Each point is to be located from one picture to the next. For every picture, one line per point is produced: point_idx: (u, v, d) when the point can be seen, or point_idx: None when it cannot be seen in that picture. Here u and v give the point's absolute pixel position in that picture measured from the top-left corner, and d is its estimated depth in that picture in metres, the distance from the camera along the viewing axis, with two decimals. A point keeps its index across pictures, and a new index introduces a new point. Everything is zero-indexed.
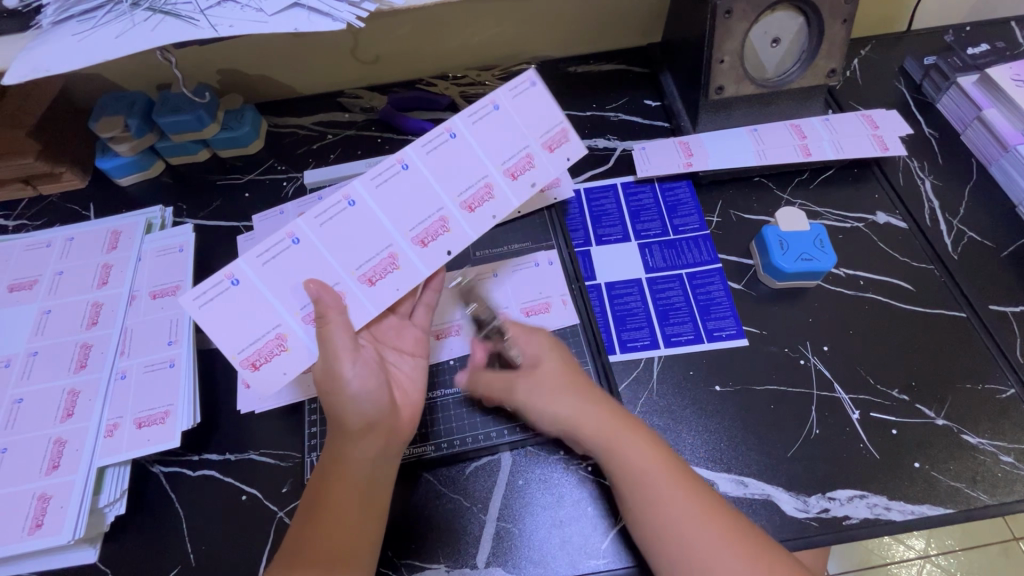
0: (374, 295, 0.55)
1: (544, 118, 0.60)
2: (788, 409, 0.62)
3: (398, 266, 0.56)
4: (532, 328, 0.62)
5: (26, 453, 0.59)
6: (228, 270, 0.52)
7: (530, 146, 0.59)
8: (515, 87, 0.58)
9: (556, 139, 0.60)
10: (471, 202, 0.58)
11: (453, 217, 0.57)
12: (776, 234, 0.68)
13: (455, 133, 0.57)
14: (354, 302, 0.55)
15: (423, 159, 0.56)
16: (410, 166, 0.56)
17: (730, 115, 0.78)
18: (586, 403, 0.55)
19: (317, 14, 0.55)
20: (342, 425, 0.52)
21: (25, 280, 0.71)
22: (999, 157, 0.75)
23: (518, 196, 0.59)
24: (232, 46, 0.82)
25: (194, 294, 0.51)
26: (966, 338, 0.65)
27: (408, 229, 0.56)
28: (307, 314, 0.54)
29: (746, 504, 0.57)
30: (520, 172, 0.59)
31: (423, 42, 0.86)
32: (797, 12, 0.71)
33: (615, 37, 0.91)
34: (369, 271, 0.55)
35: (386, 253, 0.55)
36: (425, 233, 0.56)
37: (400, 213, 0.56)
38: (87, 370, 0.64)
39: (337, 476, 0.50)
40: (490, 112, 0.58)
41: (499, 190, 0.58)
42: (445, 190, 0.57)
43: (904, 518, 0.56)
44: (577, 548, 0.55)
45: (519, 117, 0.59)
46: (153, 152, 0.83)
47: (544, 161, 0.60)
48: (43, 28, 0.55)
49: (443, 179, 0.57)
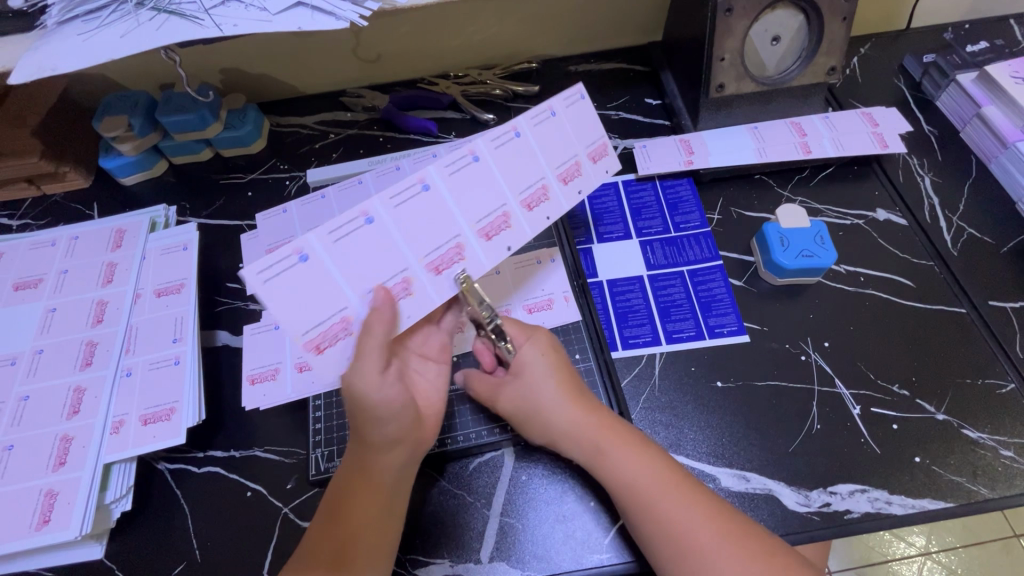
0: (438, 285, 0.53)
1: (589, 130, 0.60)
2: (789, 404, 0.62)
3: (463, 257, 0.54)
4: (529, 330, 0.60)
5: (32, 450, 0.59)
6: (297, 244, 0.47)
7: (578, 154, 0.60)
8: (569, 97, 0.59)
9: (599, 151, 0.61)
10: (530, 201, 0.57)
11: (515, 214, 0.56)
12: (776, 231, 0.69)
13: (519, 133, 0.56)
14: (419, 291, 0.53)
15: (492, 152, 0.55)
16: (479, 158, 0.54)
17: (730, 113, 0.78)
18: (588, 413, 0.55)
19: (320, 13, 0.55)
20: (365, 438, 0.52)
21: (30, 279, 0.72)
22: (998, 153, 0.76)
23: (570, 201, 0.59)
24: (233, 46, 0.82)
25: (262, 265, 0.46)
26: (966, 334, 0.65)
27: (475, 220, 0.54)
28: (376, 298, 0.51)
29: (748, 498, 0.57)
30: (572, 179, 0.59)
31: (426, 41, 0.86)
32: (797, 10, 0.71)
33: (615, 37, 0.92)
34: (436, 259, 0.53)
35: (452, 243, 0.54)
36: (489, 226, 0.55)
37: (468, 204, 0.54)
38: (93, 367, 0.65)
39: (359, 484, 0.51)
40: (548, 118, 0.57)
41: (553, 193, 0.58)
42: (509, 186, 0.56)
43: (905, 511, 0.56)
44: (580, 543, 0.56)
45: (573, 125, 0.59)
46: (156, 151, 0.83)
47: (589, 171, 0.60)
48: (48, 28, 0.56)
49: (508, 175, 0.56)
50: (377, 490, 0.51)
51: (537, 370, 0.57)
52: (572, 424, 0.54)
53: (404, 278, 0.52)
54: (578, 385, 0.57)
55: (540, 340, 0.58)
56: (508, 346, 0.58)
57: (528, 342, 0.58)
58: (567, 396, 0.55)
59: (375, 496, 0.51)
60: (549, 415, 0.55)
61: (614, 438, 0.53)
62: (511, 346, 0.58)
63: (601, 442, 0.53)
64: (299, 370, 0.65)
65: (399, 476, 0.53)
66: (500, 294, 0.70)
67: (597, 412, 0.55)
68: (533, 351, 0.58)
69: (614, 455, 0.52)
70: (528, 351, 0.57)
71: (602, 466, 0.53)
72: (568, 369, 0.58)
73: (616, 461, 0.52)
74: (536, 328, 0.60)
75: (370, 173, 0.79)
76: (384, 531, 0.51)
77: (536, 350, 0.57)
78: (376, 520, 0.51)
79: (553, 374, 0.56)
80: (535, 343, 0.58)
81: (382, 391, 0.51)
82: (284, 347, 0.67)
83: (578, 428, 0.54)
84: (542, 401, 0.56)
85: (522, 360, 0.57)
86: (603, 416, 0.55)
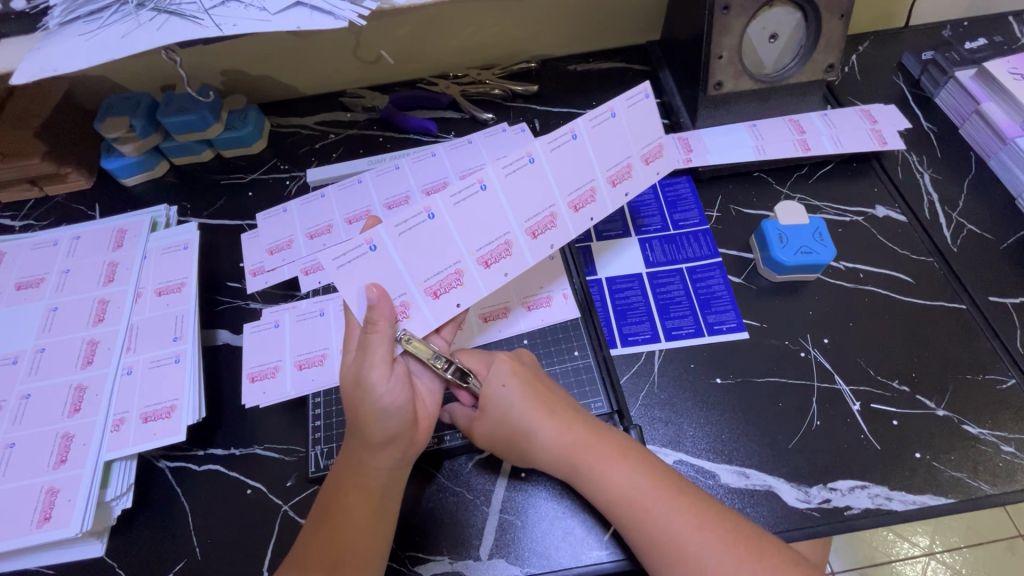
0: (487, 277, 0.56)
1: (645, 132, 0.62)
2: (789, 400, 0.62)
3: (511, 253, 0.56)
4: (488, 357, 0.58)
5: (35, 447, 0.60)
6: (367, 235, 0.50)
7: (631, 157, 0.61)
8: (632, 98, 0.59)
9: (652, 153, 0.63)
10: (577, 202, 0.59)
11: (561, 214, 0.58)
12: (775, 227, 0.69)
13: (576, 134, 0.57)
14: (470, 283, 0.55)
15: (548, 155, 0.56)
16: (536, 159, 0.55)
17: (729, 111, 0.78)
18: (560, 425, 0.55)
19: (319, 12, 0.55)
20: (363, 434, 0.52)
21: (31, 279, 0.72)
22: (998, 150, 0.76)
23: (616, 203, 0.61)
24: (234, 47, 0.83)
25: (335, 253, 0.49)
26: (965, 329, 0.65)
27: (524, 219, 0.56)
28: (432, 285, 0.53)
29: (748, 495, 0.57)
30: (621, 181, 0.61)
31: (424, 42, 0.87)
32: (795, 9, 0.71)
33: (613, 36, 0.92)
34: (486, 254, 0.55)
35: (503, 239, 0.56)
36: (537, 225, 0.57)
37: (520, 202, 0.56)
38: (94, 365, 0.65)
39: (350, 481, 0.52)
40: (608, 120, 0.58)
41: (600, 196, 0.60)
42: (559, 188, 0.57)
43: (906, 508, 0.56)
44: (578, 539, 0.56)
45: (630, 128, 0.60)
46: (158, 152, 0.84)
47: (639, 173, 0.62)
48: (50, 30, 0.56)
49: (559, 178, 0.57)
50: (368, 487, 0.52)
51: (505, 398, 0.55)
52: (549, 440, 0.54)
53: (456, 270, 0.54)
54: (556, 401, 0.56)
55: (504, 364, 0.57)
56: (475, 382, 0.56)
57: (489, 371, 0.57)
58: (541, 414, 0.55)
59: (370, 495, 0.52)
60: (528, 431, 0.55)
61: (588, 453, 0.53)
62: (476, 381, 0.56)
63: (582, 449, 0.53)
64: (299, 368, 0.65)
65: (393, 473, 0.53)
66: (503, 290, 0.70)
67: (573, 425, 0.55)
68: (496, 378, 0.56)
69: (588, 470, 0.53)
70: (493, 381, 0.56)
71: (587, 480, 0.53)
72: (534, 380, 0.57)
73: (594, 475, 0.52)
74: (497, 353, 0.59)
75: (370, 173, 0.79)
76: (380, 533, 0.51)
77: (502, 375, 0.56)
78: (371, 522, 0.51)
79: (520, 394, 0.56)
80: (499, 370, 0.56)
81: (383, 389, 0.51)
82: (285, 344, 0.67)
83: (558, 442, 0.54)
84: (515, 424, 0.55)
85: (489, 391, 0.56)
86: (588, 426, 0.55)
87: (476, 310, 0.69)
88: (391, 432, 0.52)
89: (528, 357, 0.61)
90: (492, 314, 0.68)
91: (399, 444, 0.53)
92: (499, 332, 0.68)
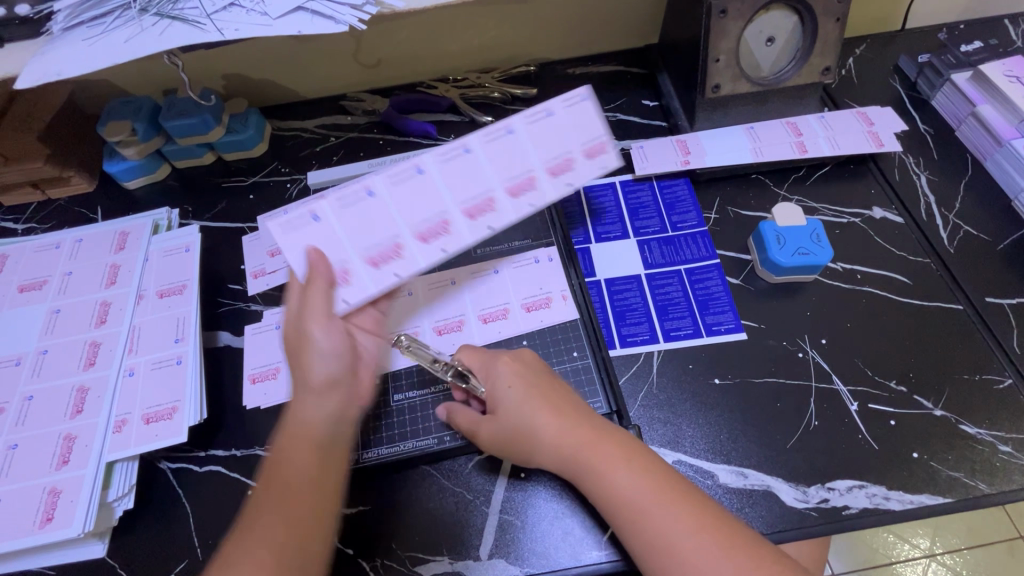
0: (426, 251, 0.58)
1: (588, 129, 0.62)
2: (788, 401, 0.62)
3: (449, 231, 0.59)
4: (491, 357, 0.60)
5: (38, 448, 0.60)
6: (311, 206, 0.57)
7: (572, 151, 0.62)
8: (569, 98, 0.62)
9: (596, 148, 0.62)
10: (516, 189, 0.61)
11: (499, 198, 0.61)
12: (772, 229, 0.69)
13: (512, 129, 0.62)
14: (408, 255, 0.58)
15: (482, 146, 0.61)
16: (470, 150, 0.61)
17: (726, 113, 0.79)
18: (565, 424, 0.55)
19: (320, 17, 0.56)
20: (304, 381, 0.53)
21: (34, 282, 0.72)
22: (994, 152, 0.76)
23: (557, 192, 0.61)
24: (235, 51, 0.84)
25: (282, 218, 0.57)
26: (962, 330, 0.65)
27: (460, 199, 0.60)
28: (372, 257, 0.58)
29: (746, 495, 0.57)
30: (562, 172, 0.61)
31: (425, 46, 0.88)
32: (791, 12, 0.72)
33: (612, 40, 0.93)
34: (424, 230, 0.59)
35: (440, 218, 0.60)
36: (473, 206, 0.60)
37: (457, 187, 0.61)
38: (97, 367, 0.65)
39: (291, 443, 0.50)
40: (544, 117, 0.62)
41: (542, 184, 0.61)
42: (496, 175, 0.61)
43: (903, 507, 0.56)
44: (578, 539, 0.56)
45: (571, 124, 0.62)
46: (159, 155, 0.84)
47: (582, 166, 0.62)
48: (54, 35, 0.57)
49: (497, 167, 0.61)
50: (311, 455, 0.49)
51: (510, 400, 0.56)
52: (553, 440, 0.54)
53: (395, 243, 0.58)
54: (561, 403, 0.56)
55: (506, 367, 0.58)
56: (475, 383, 0.60)
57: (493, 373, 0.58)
58: (546, 415, 0.55)
59: (313, 463, 0.49)
60: (533, 428, 0.55)
61: (593, 453, 0.53)
62: (477, 381, 0.60)
63: (589, 453, 0.53)
64: None
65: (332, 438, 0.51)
66: (502, 291, 0.70)
67: (578, 425, 0.55)
68: (500, 380, 0.58)
69: (593, 469, 0.53)
70: (498, 383, 0.58)
71: (589, 480, 0.53)
72: (541, 380, 0.58)
73: (599, 475, 0.52)
74: (498, 354, 0.60)
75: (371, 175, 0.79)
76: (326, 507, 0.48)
77: (504, 378, 0.57)
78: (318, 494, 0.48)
79: (526, 394, 0.56)
80: (501, 373, 0.58)
81: (318, 341, 0.53)
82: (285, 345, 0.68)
83: (562, 443, 0.54)
84: (523, 420, 0.55)
85: (494, 393, 0.58)
86: (592, 427, 0.55)
87: (475, 311, 0.69)
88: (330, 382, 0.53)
89: (535, 358, 0.61)
90: (491, 314, 0.69)
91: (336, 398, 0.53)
92: (499, 332, 0.68)
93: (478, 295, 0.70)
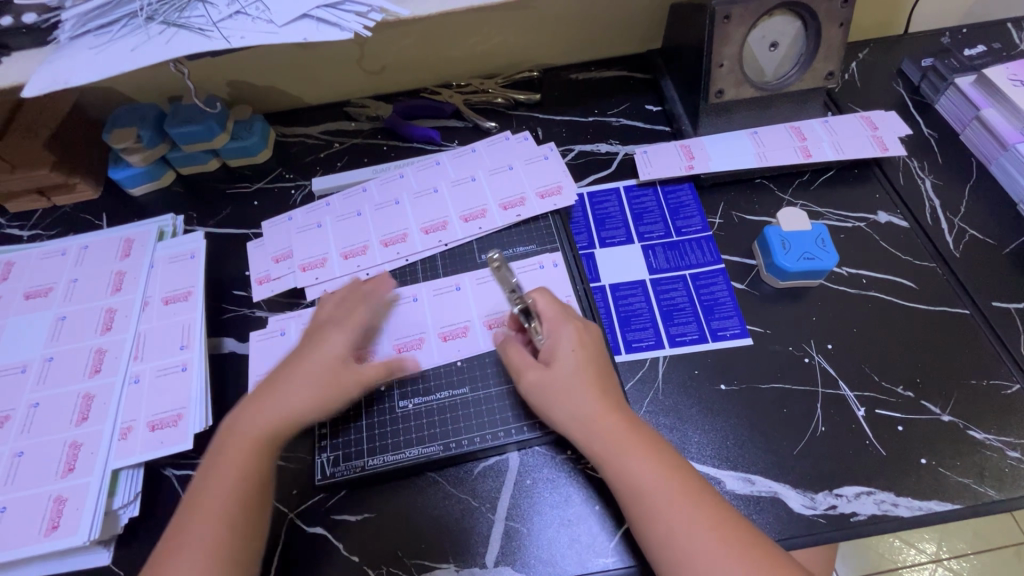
0: (384, 253, 0.74)
1: (545, 177, 0.78)
2: (795, 407, 0.62)
3: (405, 240, 0.75)
4: (566, 319, 0.60)
5: (43, 455, 0.60)
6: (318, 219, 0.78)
7: (526, 193, 0.77)
8: (531, 158, 0.80)
9: (550, 191, 0.77)
10: (468, 217, 0.76)
11: (451, 223, 0.75)
12: (777, 234, 0.69)
13: (475, 179, 0.79)
14: (370, 254, 0.74)
15: (449, 189, 0.78)
16: (438, 190, 0.78)
17: (731, 118, 0.79)
18: (599, 407, 0.54)
19: (325, 24, 0.57)
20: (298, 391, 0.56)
21: (40, 289, 0.73)
22: (998, 156, 0.76)
23: (504, 220, 0.75)
24: (240, 58, 0.84)
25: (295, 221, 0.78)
26: (969, 334, 0.65)
27: (420, 221, 0.76)
28: (346, 252, 0.75)
29: (754, 501, 0.57)
30: (513, 207, 0.76)
31: (428, 52, 0.88)
32: (794, 17, 0.72)
33: (615, 46, 0.93)
34: (388, 238, 0.75)
35: (401, 232, 0.76)
36: (430, 225, 0.76)
37: (421, 212, 0.77)
38: (102, 374, 0.65)
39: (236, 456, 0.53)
40: (506, 170, 0.79)
41: (490, 215, 0.76)
42: (454, 207, 0.77)
43: (912, 513, 0.56)
44: (584, 547, 0.56)
45: (528, 175, 0.79)
46: (164, 162, 0.85)
47: (534, 204, 0.76)
48: (61, 44, 0.57)
49: (456, 201, 0.77)
50: (242, 461, 0.53)
51: (570, 362, 0.56)
52: (586, 420, 0.54)
53: (364, 245, 0.75)
54: (607, 385, 0.56)
55: (571, 333, 0.58)
56: (535, 329, 0.61)
57: (560, 332, 0.58)
58: (592, 390, 0.55)
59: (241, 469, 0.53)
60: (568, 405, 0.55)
61: (619, 441, 0.52)
62: (540, 329, 0.60)
63: (615, 441, 0.52)
64: None
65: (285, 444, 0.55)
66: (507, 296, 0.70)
67: (613, 412, 0.54)
68: (566, 342, 0.58)
69: (617, 459, 0.52)
70: (563, 341, 0.58)
71: (608, 470, 0.52)
72: (596, 360, 0.57)
73: (620, 463, 0.52)
74: (570, 318, 0.60)
75: (375, 181, 0.81)
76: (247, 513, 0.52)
77: (569, 341, 0.58)
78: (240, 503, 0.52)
79: (580, 367, 0.56)
80: (566, 335, 0.58)
81: (324, 372, 0.57)
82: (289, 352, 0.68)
83: (595, 424, 0.53)
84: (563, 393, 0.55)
85: (554, 349, 0.57)
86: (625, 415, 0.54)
87: (480, 316, 0.68)
88: (300, 421, 0.55)
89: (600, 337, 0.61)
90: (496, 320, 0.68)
91: (299, 429, 0.55)
92: None
93: (482, 299, 0.70)
